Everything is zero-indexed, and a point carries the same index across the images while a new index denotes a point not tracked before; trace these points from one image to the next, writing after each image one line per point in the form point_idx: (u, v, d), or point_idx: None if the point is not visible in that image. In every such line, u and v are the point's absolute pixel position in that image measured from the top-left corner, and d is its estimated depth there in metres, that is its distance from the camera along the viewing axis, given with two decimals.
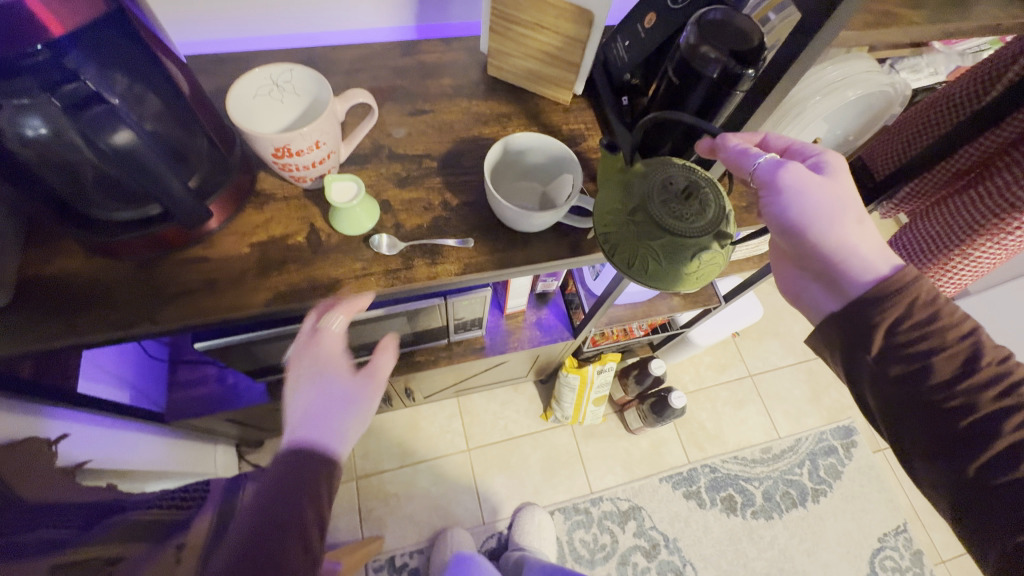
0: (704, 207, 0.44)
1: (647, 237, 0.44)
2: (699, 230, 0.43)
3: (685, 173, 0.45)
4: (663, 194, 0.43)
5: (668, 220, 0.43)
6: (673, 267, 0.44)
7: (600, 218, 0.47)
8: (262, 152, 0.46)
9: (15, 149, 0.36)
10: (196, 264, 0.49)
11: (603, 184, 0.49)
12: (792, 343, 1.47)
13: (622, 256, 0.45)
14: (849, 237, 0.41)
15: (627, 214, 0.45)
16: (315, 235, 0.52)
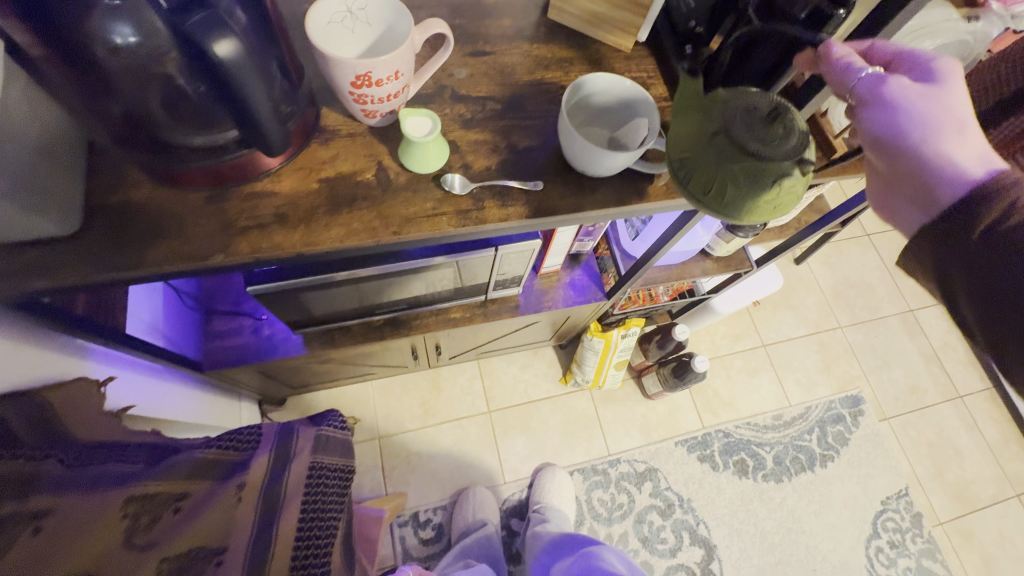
0: (788, 131, 0.42)
1: (726, 162, 0.43)
2: (783, 155, 0.41)
3: (768, 98, 0.43)
4: (745, 117, 0.42)
5: (751, 143, 0.41)
6: (751, 193, 0.43)
7: (675, 147, 0.46)
8: (340, 80, 0.45)
9: (103, 58, 0.34)
10: (263, 199, 0.48)
11: (678, 115, 0.48)
12: (804, 315, 1.49)
13: (697, 183, 0.45)
14: (950, 151, 0.39)
15: (705, 138, 0.44)
16: (383, 173, 0.51)
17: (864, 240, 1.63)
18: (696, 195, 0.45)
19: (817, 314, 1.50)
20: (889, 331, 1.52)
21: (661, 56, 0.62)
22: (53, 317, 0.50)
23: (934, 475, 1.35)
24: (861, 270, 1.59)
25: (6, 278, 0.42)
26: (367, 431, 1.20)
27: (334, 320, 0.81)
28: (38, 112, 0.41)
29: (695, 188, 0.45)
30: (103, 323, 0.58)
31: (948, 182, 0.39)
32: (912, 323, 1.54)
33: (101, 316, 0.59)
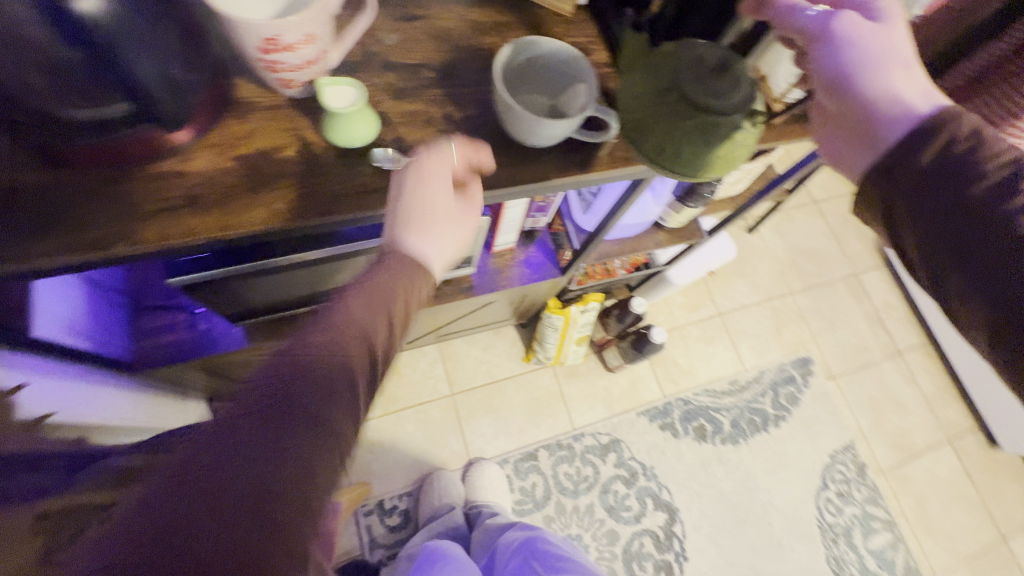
0: (736, 82, 0.42)
1: (677, 117, 0.42)
2: (732, 106, 0.41)
3: (715, 51, 0.43)
4: (694, 71, 0.42)
5: (700, 95, 0.41)
6: (704, 148, 0.43)
7: (628, 107, 0.46)
8: (247, 45, 0.41)
9: None
10: (173, 180, 0.44)
11: (631, 76, 0.47)
12: (757, 283, 1.54)
13: (651, 142, 0.45)
14: (897, 90, 0.39)
15: (656, 95, 0.43)
16: (308, 149, 0.47)
17: (812, 208, 1.68)
18: (651, 154, 0.45)
19: (769, 281, 1.55)
20: (835, 295, 1.58)
21: (602, 20, 0.59)
22: None
23: (876, 427, 1.44)
24: (810, 237, 1.64)
25: None
26: None
27: (275, 309, 0.77)
28: None
29: (649, 146, 0.45)
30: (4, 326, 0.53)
31: (888, 122, 0.39)
32: (856, 286, 1.61)
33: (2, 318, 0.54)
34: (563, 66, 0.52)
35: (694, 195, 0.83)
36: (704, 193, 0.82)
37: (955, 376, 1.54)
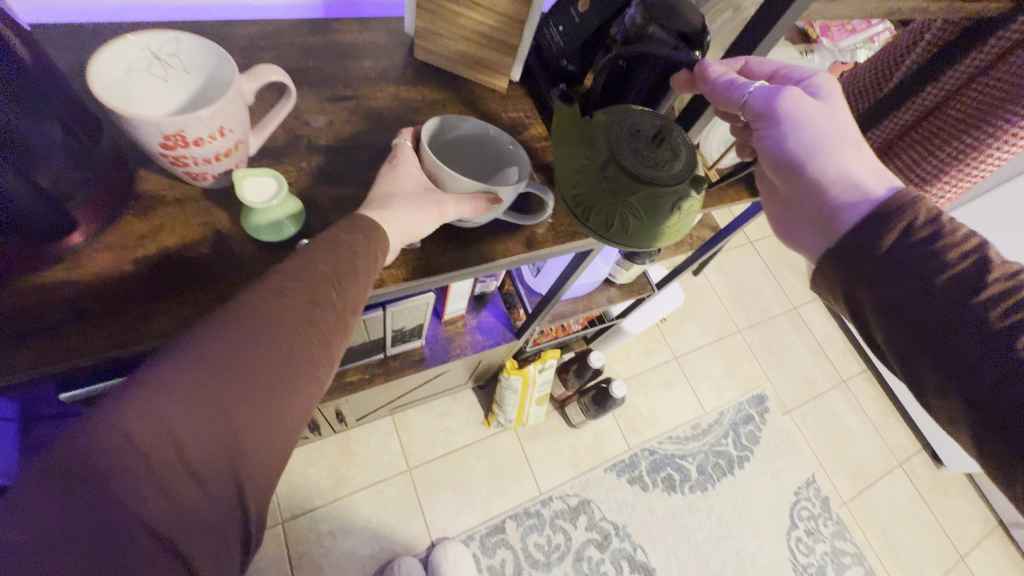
0: (672, 153, 0.40)
1: (620, 194, 0.41)
2: (674, 178, 0.40)
3: (646, 122, 0.41)
4: (629, 144, 0.40)
5: (638, 171, 0.40)
6: (649, 221, 0.42)
7: (566, 183, 0.45)
8: (146, 142, 0.37)
9: None
10: (55, 291, 0.38)
11: (564, 145, 0.46)
12: (707, 323, 1.57)
13: (597, 220, 0.43)
14: (852, 168, 0.43)
15: (597, 172, 0.42)
16: (224, 245, 0.43)
17: (748, 247, 1.77)
18: (597, 232, 0.44)
19: (718, 321, 1.59)
20: (780, 330, 1.65)
21: (537, 96, 0.60)
22: None
23: (833, 458, 1.47)
24: (750, 275, 1.72)
25: None
26: (268, 517, 1.05)
27: None
28: None
29: (597, 224, 0.43)
30: None
31: (842, 206, 0.43)
32: (798, 320, 1.69)
33: None
34: (492, 144, 0.51)
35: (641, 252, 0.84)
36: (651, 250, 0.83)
37: (895, 400, 1.62)
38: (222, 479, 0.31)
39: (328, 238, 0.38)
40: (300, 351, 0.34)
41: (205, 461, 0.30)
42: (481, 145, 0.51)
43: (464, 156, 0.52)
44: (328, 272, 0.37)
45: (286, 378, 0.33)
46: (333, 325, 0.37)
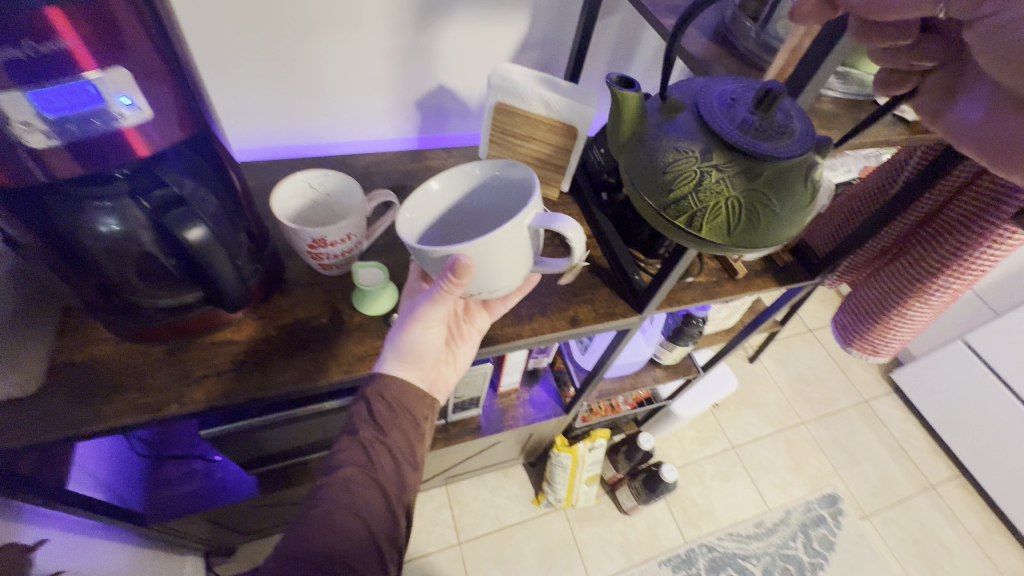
0: (790, 119, 0.39)
1: (747, 181, 0.39)
2: (803, 146, 0.39)
3: (744, 96, 0.41)
4: (739, 122, 0.39)
5: (767, 147, 0.38)
6: (787, 201, 0.40)
7: (657, 190, 0.41)
8: (299, 243, 0.52)
9: (88, 242, 0.40)
10: (225, 347, 0.52)
11: (645, 142, 0.42)
12: (767, 413, 1.53)
13: (715, 223, 0.40)
14: None
15: (707, 164, 0.39)
16: (338, 316, 0.56)
17: (808, 335, 1.74)
18: (718, 237, 0.40)
19: (778, 411, 1.54)
20: (850, 424, 1.56)
21: (583, 202, 0.72)
22: None
23: None
24: (812, 364, 1.67)
25: None
26: None
27: (290, 457, 0.80)
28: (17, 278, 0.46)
29: (714, 229, 0.40)
30: (45, 481, 0.56)
31: None
32: (870, 414, 1.59)
33: (48, 473, 0.57)
34: (483, 183, 0.53)
35: (683, 335, 0.90)
36: (692, 332, 0.89)
37: (1000, 513, 1.43)
38: (371, 546, 0.46)
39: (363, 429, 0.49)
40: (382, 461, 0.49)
41: (355, 541, 0.45)
42: (470, 189, 0.54)
43: (464, 209, 0.55)
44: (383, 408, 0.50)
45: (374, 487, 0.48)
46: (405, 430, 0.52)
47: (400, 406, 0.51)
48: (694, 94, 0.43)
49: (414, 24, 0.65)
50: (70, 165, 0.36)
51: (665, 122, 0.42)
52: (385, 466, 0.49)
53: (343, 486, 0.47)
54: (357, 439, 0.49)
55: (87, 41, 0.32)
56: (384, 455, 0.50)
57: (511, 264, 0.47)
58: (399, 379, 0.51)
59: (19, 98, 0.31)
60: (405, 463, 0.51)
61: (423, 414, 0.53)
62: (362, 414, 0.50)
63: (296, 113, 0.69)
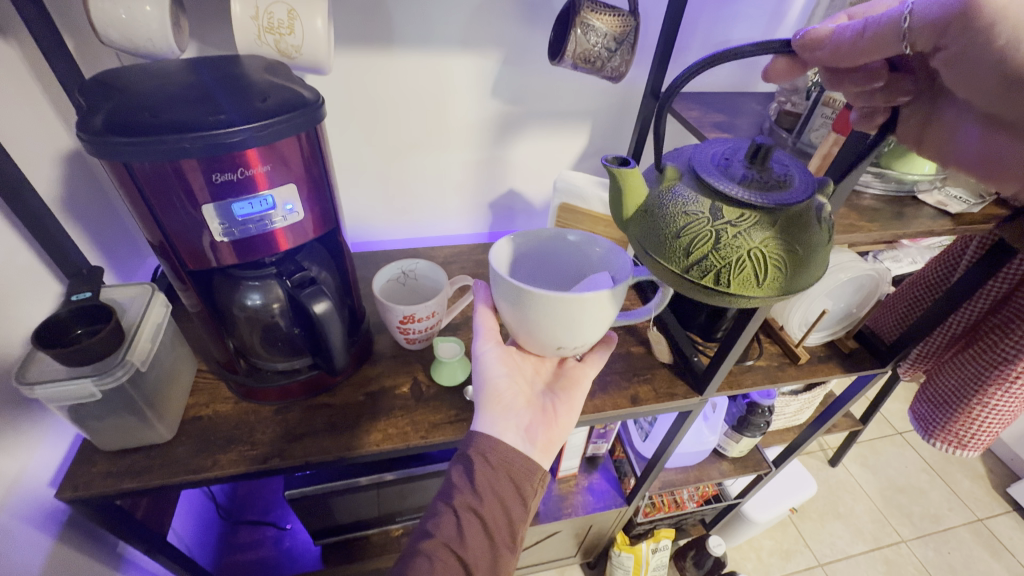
0: (785, 168, 0.41)
1: (765, 232, 0.38)
2: (806, 191, 0.39)
3: (734, 154, 0.42)
4: (740, 180, 0.39)
5: (775, 198, 0.39)
6: (809, 244, 0.39)
7: (674, 255, 0.40)
8: (391, 319, 0.61)
9: (236, 313, 0.51)
10: (321, 409, 0.59)
11: (650, 212, 0.41)
12: (858, 527, 1.35)
13: (743, 277, 0.39)
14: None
15: (721, 222, 0.39)
16: (417, 386, 0.63)
17: (897, 438, 1.58)
18: (748, 289, 0.39)
19: (872, 524, 1.36)
20: (963, 546, 1.34)
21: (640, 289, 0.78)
22: (120, 521, 0.56)
23: None
24: (905, 472, 1.49)
25: (103, 479, 0.50)
26: None
27: (355, 530, 0.82)
28: (174, 345, 0.56)
29: (743, 283, 0.39)
30: (152, 529, 0.62)
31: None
32: (986, 536, 1.37)
33: (155, 522, 0.64)
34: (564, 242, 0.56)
35: (749, 424, 0.88)
36: (758, 422, 0.87)
37: None
38: None
39: (463, 493, 0.48)
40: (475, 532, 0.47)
41: None
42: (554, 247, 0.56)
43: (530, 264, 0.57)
44: (485, 471, 0.49)
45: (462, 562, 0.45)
46: (510, 505, 0.49)
47: (503, 466, 0.49)
48: (687, 161, 0.43)
49: (492, 142, 0.78)
50: (232, 257, 0.47)
51: (667, 191, 0.41)
52: (474, 537, 0.46)
53: (427, 562, 0.44)
54: (453, 505, 0.47)
55: (269, 169, 0.44)
56: (477, 529, 0.47)
57: (591, 324, 0.48)
58: (502, 439, 0.51)
59: (212, 208, 0.43)
60: (499, 543, 0.47)
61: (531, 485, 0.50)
62: (462, 471, 0.49)
63: (391, 214, 0.83)
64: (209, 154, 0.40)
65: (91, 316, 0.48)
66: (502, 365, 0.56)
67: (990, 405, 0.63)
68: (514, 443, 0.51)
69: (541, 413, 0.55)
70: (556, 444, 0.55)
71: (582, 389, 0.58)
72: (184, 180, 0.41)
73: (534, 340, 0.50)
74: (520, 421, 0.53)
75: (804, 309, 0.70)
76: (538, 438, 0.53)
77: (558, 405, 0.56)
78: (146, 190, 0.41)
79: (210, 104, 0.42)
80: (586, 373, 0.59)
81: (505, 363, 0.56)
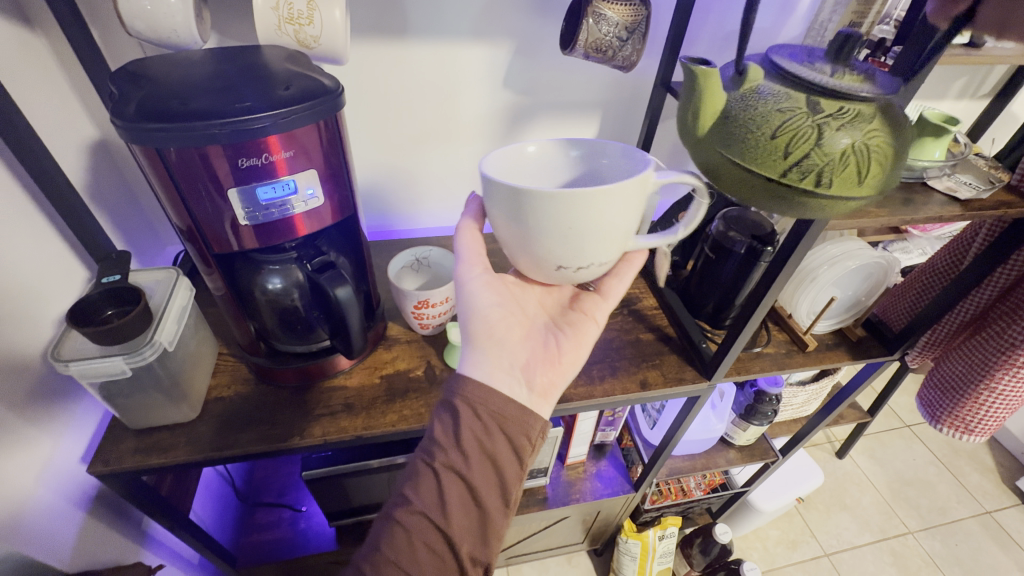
0: (871, 68, 0.41)
1: (864, 125, 0.38)
2: (894, 85, 0.40)
3: (812, 54, 0.42)
4: (832, 73, 0.39)
5: (871, 88, 0.38)
6: (901, 140, 0.39)
7: (773, 158, 0.38)
8: (406, 304, 0.62)
9: (257, 296, 0.53)
10: (338, 391, 0.61)
11: (737, 114, 0.40)
12: (864, 518, 1.36)
13: (845, 174, 0.38)
14: None
15: (820, 116, 0.38)
16: (431, 369, 0.64)
17: (905, 431, 1.58)
18: (850, 189, 0.39)
19: (879, 515, 1.37)
20: (970, 538, 1.34)
21: (650, 278, 0.79)
22: (146, 497, 0.58)
23: None
24: (913, 464, 1.49)
25: (132, 456, 0.53)
26: None
27: (370, 512, 0.84)
28: (197, 328, 0.58)
29: (849, 184, 0.38)
30: (176, 506, 0.64)
31: None
32: (994, 528, 1.37)
33: (178, 500, 0.66)
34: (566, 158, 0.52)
35: (757, 412, 0.89)
36: (766, 410, 0.88)
37: None
38: None
39: (443, 456, 0.45)
40: (456, 492, 0.44)
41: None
42: (557, 164, 0.52)
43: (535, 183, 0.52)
44: (469, 426, 0.45)
45: (441, 527, 0.43)
46: (497, 458, 0.46)
47: (493, 418, 0.46)
48: (766, 62, 0.42)
49: (503, 132, 0.79)
50: (256, 241, 0.49)
51: (755, 90, 0.40)
52: (454, 500, 0.44)
53: (402, 531, 0.43)
54: (432, 469, 0.45)
55: (290, 156, 0.45)
56: (460, 491, 0.44)
57: (595, 236, 0.43)
58: (492, 383, 0.48)
59: (238, 193, 0.45)
60: (485, 504, 0.45)
61: (529, 436, 0.47)
62: (446, 427, 0.46)
63: (404, 201, 0.84)
64: (234, 140, 0.41)
65: (119, 298, 0.49)
66: (499, 295, 0.55)
67: (998, 389, 0.64)
68: (513, 381, 0.50)
69: (541, 354, 0.55)
70: (557, 389, 0.53)
71: (590, 325, 0.59)
72: (211, 166, 0.43)
73: (542, 256, 0.45)
74: (520, 359, 0.52)
75: (811, 297, 0.71)
76: (537, 381, 0.52)
77: (564, 342, 0.57)
78: (173, 175, 0.43)
79: (235, 92, 0.43)
80: (597, 307, 0.60)
81: (496, 292, 0.55)
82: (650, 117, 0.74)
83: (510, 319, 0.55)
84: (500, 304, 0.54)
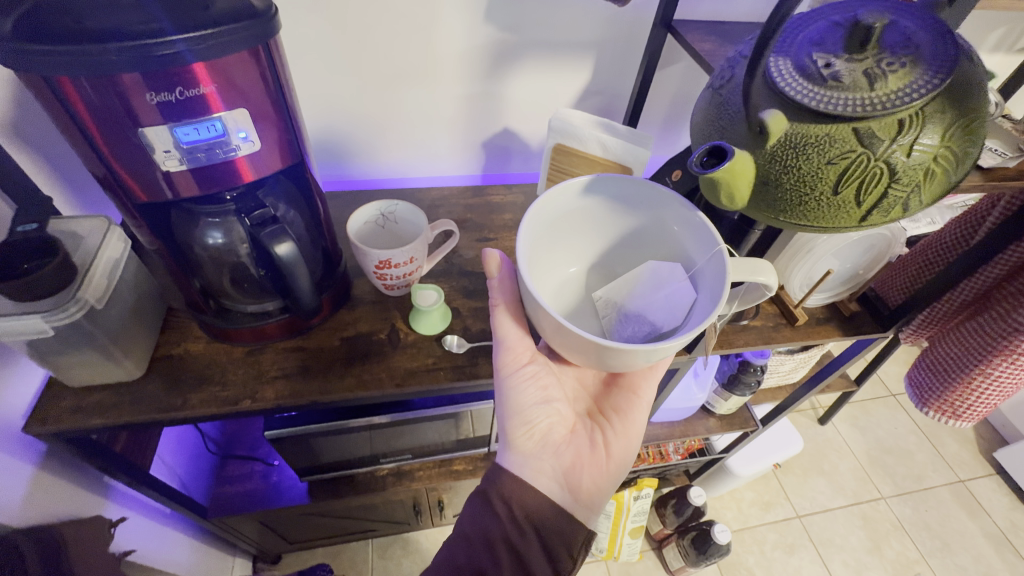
0: (904, 33, 0.36)
1: (930, 129, 0.36)
2: (944, 54, 0.35)
3: (826, 45, 0.36)
4: (877, 85, 0.35)
5: (927, 80, 0.35)
6: (976, 108, 0.37)
7: (849, 212, 0.39)
8: (368, 264, 0.58)
9: (199, 253, 0.48)
10: (294, 352, 0.58)
11: (793, 182, 0.37)
12: (840, 483, 1.38)
13: (926, 187, 0.39)
14: None
15: (886, 149, 0.36)
16: (395, 333, 0.61)
17: (890, 400, 1.57)
18: (933, 191, 0.39)
19: (855, 481, 1.39)
20: (941, 505, 1.37)
21: None
22: (97, 454, 0.56)
23: None
24: (895, 433, 1.50)
25: (72, 414, 0.50)
26: None
27: (348, 467, 0.84)
28: (138, 282, 0.54)
29: (936, 182, 0.39)
30: (134, 462, 0.63)
31: None
32: (966, 497, 1.39)
33: (136, 455, 0.64)
34: (633, 196, 0.47)
35: (739, 382, 0.87)
36: (749, 381, 0.86)
37: None
38: None
39: (501, 528, 0.47)
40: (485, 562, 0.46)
41: None
42: (630, 199, 0.47)
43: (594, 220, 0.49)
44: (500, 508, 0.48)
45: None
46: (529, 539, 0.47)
47: (526, 515, 0.48)
48: (785, 94, 0.36)
49: (483, 75, 0.71)
50: (191, 187, 0.43)
51: (801, 147, 0.36)
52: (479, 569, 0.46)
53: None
54: (487, 539, 0.47)
55: (219, 90, 0.39)
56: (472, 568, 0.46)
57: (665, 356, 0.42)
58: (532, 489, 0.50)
59: (162, 131, 0.39)
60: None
61: (576, 540, 0.49)
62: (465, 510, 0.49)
63: (377, 151, 0.78)
64: (142, 69, 0.35)
65: (38, 249, 0.45)
66: (535, 395, 0.54)
67: (992, 375, 0.61)
68: (553, 488, 0.51)
69: (584, 453, 0.55)
70: (602, 490, 0.55)
71: (634, 408, 0.58)
72: (124, 99, 0.36)
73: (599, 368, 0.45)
74: (560, 464, 0.53)
75: (804, 269, 0.65)
76: (581, 488, 0.53)
77: (608, 435, 0.57)
78: (78, 113, 0.37)
79: (138, 11, 0.36)
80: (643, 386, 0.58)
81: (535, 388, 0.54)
82: (647, 62, 0.67)
83: (547, 419, 0.55)
84: (538, 406, 0.54)
